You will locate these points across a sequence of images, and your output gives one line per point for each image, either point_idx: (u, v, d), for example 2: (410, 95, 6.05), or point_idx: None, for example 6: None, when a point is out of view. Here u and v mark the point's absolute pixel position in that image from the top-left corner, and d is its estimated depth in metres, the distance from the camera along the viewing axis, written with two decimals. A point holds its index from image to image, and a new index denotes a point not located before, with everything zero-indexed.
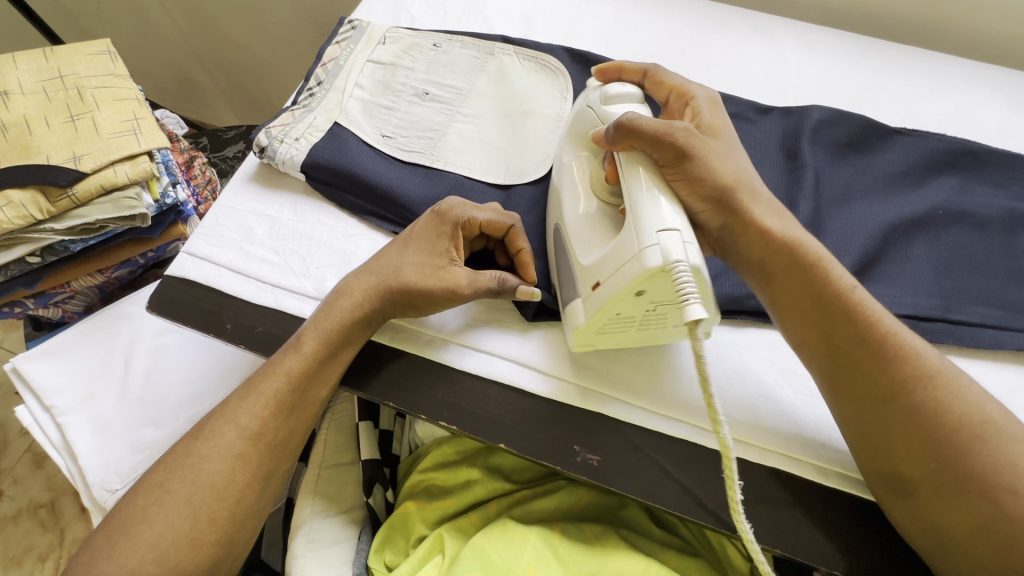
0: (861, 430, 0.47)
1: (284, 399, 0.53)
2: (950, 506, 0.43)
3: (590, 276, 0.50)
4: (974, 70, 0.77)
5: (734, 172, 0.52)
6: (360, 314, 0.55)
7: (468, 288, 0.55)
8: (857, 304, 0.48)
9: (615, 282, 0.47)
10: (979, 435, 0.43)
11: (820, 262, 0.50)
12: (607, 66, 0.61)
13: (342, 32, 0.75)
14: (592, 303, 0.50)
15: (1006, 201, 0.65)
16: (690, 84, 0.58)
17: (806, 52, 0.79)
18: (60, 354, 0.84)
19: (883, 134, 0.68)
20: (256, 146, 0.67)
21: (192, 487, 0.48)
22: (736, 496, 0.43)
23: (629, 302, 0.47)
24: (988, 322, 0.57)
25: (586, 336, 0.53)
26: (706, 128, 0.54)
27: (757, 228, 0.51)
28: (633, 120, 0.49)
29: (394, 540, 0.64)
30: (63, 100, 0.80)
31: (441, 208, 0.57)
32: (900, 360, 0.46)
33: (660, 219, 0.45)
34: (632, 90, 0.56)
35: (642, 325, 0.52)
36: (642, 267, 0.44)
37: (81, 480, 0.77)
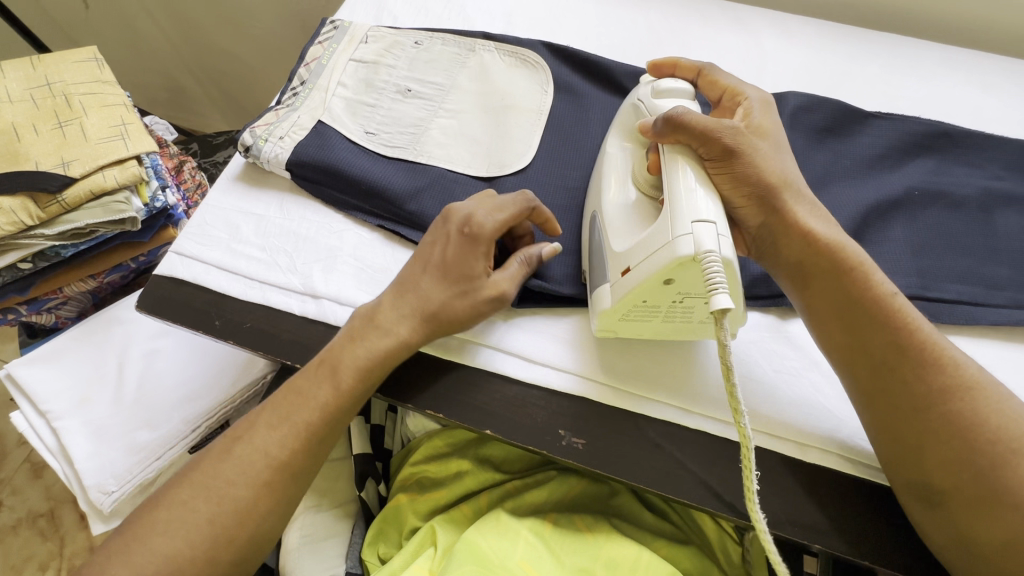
0: (893, 437, 0.46)
1: (316, 428, 0.50)
2: (981, 518, 0.42)
3: (620, 263, 0.51)
4: (947, 54, 0.79)
5: (781, 171, 0.53)
6: (405, 343, 0.53)
7: (513, 289, 0.55)
8: (895, 311, 0.48)
9: (645, 268, 0.47)
10: (1017, 449, 0.42)
11: (860, 269, 0.50)
12: (662, 62, 0.62)
13: (324, 33, 0.76)
14: (620, 288, 0.50)
15: (981, 180, 0.66)
16: (743, 86, 0.59)
17: (782, 40, 0.80)
18: (53, 360, 0.84)
19: (860, 117, 0.69)
20: (240, 145, 0.67)
21: (215, 508, 0.47)
22: (752, 487, 0.43)
23: (655, 290, 0.48)
24: (964, 298, 0.58)
25: (610, 322, 0.53)
26: (755, 129, 0.55)
27: (799, 231, 0.51)
28: (684, 115, 0.50)
29: (387, 533, 0.65)
30: (51, 107, 0.81)
31: (473, 226, 0.54)
32: (938, 370, 0.46)
33: (695, 210, 0.46)
34: (684, 86, 0.57)
35: (667, 317, 0.51)
36: (674, 254, 0.45)
37: (78, 483, 0.78)
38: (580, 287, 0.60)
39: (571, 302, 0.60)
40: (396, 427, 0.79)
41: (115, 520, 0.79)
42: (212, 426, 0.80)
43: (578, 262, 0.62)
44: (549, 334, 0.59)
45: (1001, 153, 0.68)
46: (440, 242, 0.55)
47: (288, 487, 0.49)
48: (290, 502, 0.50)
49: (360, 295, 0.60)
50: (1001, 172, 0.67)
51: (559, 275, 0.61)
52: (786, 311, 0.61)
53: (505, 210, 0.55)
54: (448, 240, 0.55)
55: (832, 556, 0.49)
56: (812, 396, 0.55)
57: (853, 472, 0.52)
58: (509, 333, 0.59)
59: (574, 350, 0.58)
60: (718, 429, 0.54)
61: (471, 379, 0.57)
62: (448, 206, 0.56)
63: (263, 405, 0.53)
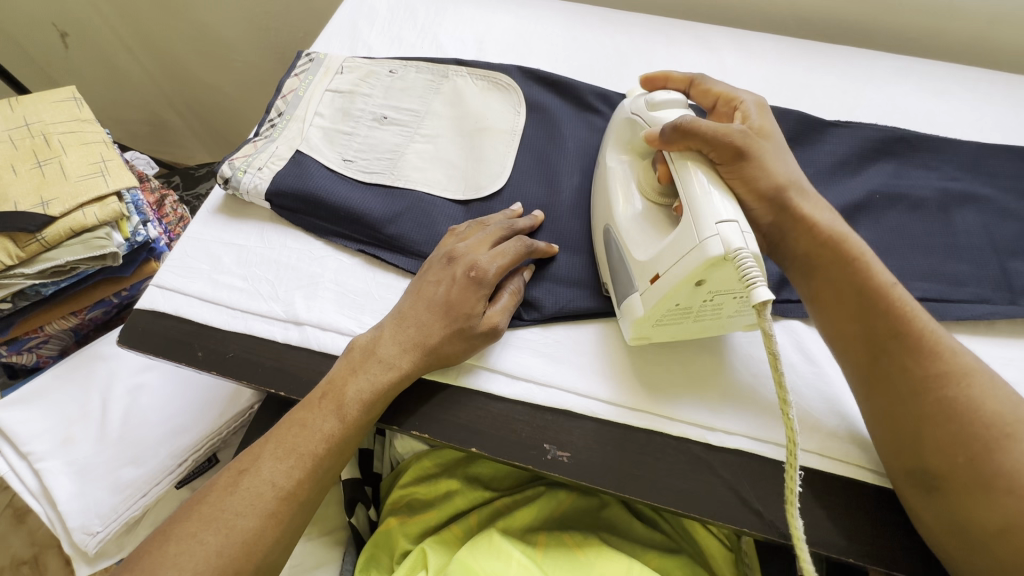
0: (893, 419, 0.47)
1: (322, 461, 0.50)
2: (977, 504, 0.42)
3: (647, 271, 0.52)
4: (899, 63, 0.83)
5: (787, 171, 0.54)
6: (410, 365, 0.54)
7: (505, 322, 0.57)
8: (894, 300, 0.49)
9: (676, 273, 0.48)
10: (1011, 435, 0.43)
11: (863, 259, 0.51)
12: (655, 75, 0.64)
13: (300, 65, 0.78)
14: (651, 296, 0.51)
15: (939, 181, 0.68)
16: (736, 91, 0.61)
17: (743, 56, 0.84)
18: (36, 400, 0.83)
19: (820, 126, 0.72)
20: (220, 177, 0.69)
21: (224, 539, 0.45)
22: (794, 489, 0.43)
23: (688, 293, 0.49)
24: (929, 295, 0.60)
25: (644, 328, 0.54)
26: (759, 132, 0.57)
27: (808, 224, 0.53)
28: (692, 122, 0.52)
29: (378, 558, 0.65)
30: (29, 147, 0.81)
31: (478, 270, 0.56)
32: (935, 355, 0.46)
33: (716, 212, 0.47)
34: (677, 97, 0.59)
35: (699, 316, 0.53)
36: (705, 257, 0.45)
37: (61, 526, 0.76)
38: (563, 303, 0.61)
39: (549, 317, 0.61)
40: (385, 449, 0.79)
41: (100, 562, 0.77)
42: (199, 459, 0.79)
43: (555, 277, 0.63)
44: (530, 349, 0.60)
45: (956, 155, 0.71)
46: (444, 281, 0.57)
47: (294, 519, 0.48)
48: (292, 534, 0.49)
49: (342, 320, 0.61)
50: (958, 172, 0.70)
51: (534, 292, 0.62)
52: None
53: (506, 254, 0.58)
54: (453, 279, 0.57)
55: (822, 556, 0.49)
56: (788, 397, 0.56)
57: (835, 471, 0.52)
58: (491, 352, 0.59)
59: (554, 363, 0.59)
60: (698, 433, 0.55)
61: (455, 397, 0.57)
62: (445, 249, 0.60)
63: (263, 437, 0.52)
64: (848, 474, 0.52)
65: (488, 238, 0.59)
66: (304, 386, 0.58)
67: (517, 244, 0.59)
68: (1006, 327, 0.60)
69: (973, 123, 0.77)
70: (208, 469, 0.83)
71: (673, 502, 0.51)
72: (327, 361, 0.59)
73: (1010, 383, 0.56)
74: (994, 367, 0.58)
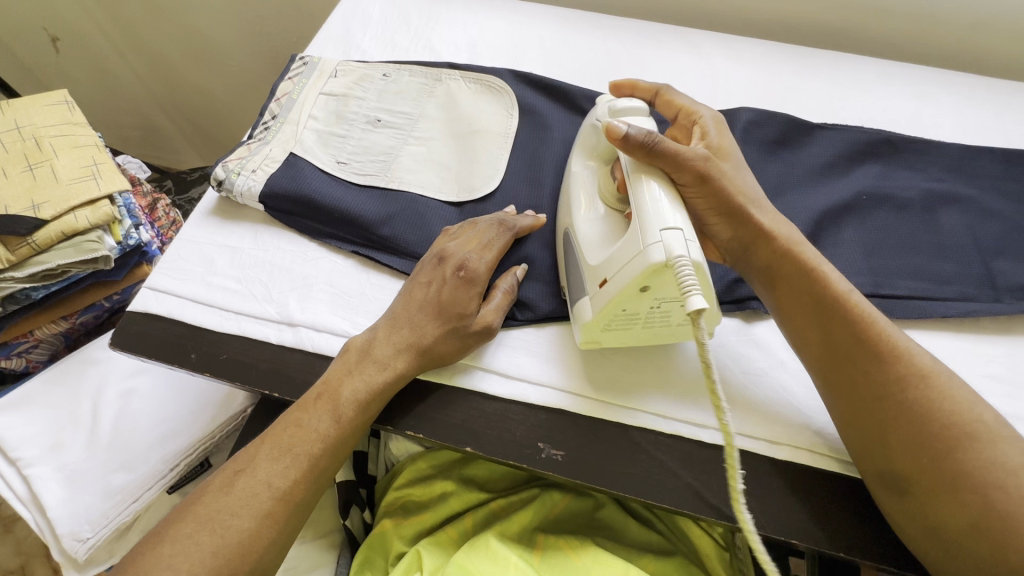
0: (860, 427, 0.48)
1: (319, 459, 0.50)
2: (944, 504, 0.43)
3: (597, 275, 0.52)
4: (884, 67, 0.85)
5: (746, 186, 0.56)
6: (390, 379, 0.53)
7: (500, 321, 0.57)
8: (853, 306, 0.50)
9: (620, 278, 0.49)
10: (970, 433, 0.44)
11: (819, 266, 0.52)
12: (621, 83, 0.65)
13: (294, 68, 0.78)
14: (599, 300, 0.52)
15: (924, 182, 0.70)
16: (697, 105, 0.62)
17: (731, 60, 0.85)
18: (24, 405, 0.83)
19: (808, 129, 0.73)
20: (213, 180, 0.69)
21: (218, 539, 0.45)
22: (737, 485, 0.43)
23: (634, 298, 0.49)
24: (915, 294, 0.62)
25: (593, 333, 0.54)
26: (717, 149, 0.58)
27: (767, 238, 0.54)
28: (657, 140, 0.51)
29: (372, 561, 0.64)
30: (20, 150, 0.81)
31: (472, 270, 0.57)
32: (894, 357, 0.47)
33: (663, 218, 0.47)
34: (639, 104, 0.57)
35: (647, 323, 0.53)
36: (647, 262, 0.46)
37: (51, 533, 0.75)
38: (556, 303, 0.62)
39: (543, 316, 0.62)
40: (380, 452, 0.78)
41: (90, 569, 0.76)
42: (191, 463, 0.78)
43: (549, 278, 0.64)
44: (523, 348, 0.60)
45: (940, 156, 0.72)
46: (435, 281, 0.57)
47: (290, 519, 0.48)
48: (288, 535, 0.49)
49: (337, 321, 0.61)
50: (943, 173, 0.71)
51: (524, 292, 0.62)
52: (750, 315, 0.63)
53: (493, 249, 0.60)
54: (443, 280, 0.57)
55: (815, 552, 0.50)
56: (779, 394, 0.57)
57: (824, 466, 0.53)
58: (484, 352, 0.60)
59: (546, 363, 0.59)
60: (691, 432, 0.55)
61: (450, 397, 0.57)
62: (439, 250, 0.59)
63: (258, 438, 0.51)
64: (841, 472, 0.53)
65: (474, 235, 0.60)
66: (297, 388, 0.58)
67: (501, 233, 0.61)
68: (990, 325, 0.62)
69: (957, 125, 0.78)
70: (200, 474, 0.82)
71: (666, 501, 0.51)
72: (323, 362, 0.59)
73: (994, 379, 0.58)
74: (978, 363, 0.59)
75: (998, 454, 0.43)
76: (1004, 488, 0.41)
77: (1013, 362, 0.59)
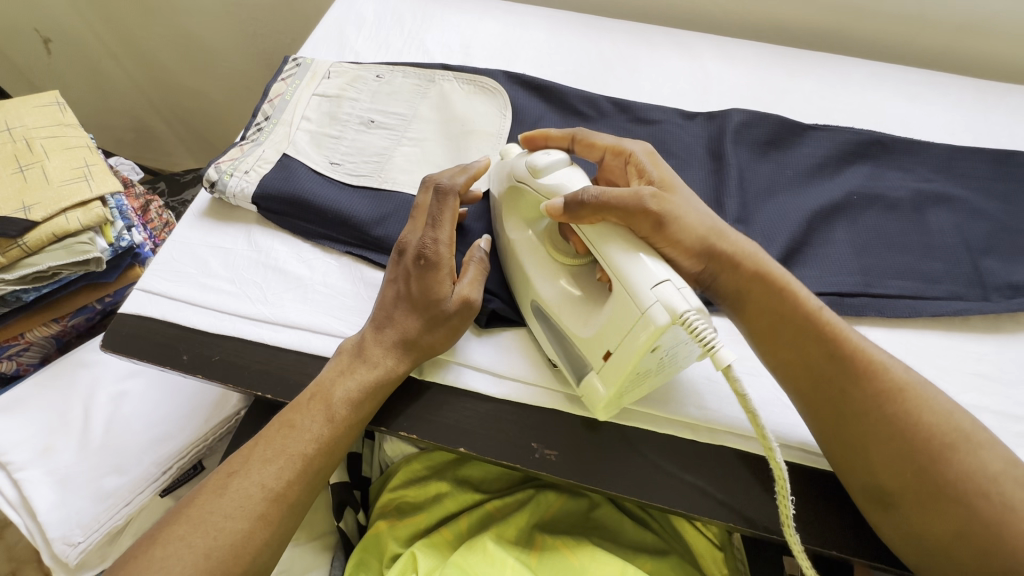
0: (838, 444, 0.48)
1: (312, 461, 0.50)
2: (929, 515, 0.43)
3: (596, 346, 0.50)
4: (874, 69, 0.85)
5: (706, 218, 0.52)
6: (374, 386, 0.53)
7: (479, 292, 0.57)
8: (826, 325, 0.49)
9: (628, 347, 0.46)
10: (950, 444, 0.44)
11: (789, 289, 0.51)
12: (535, 135, 0.62)
13: (286, 70, 0.78)
14: (607, 371, 0.49)
15: (914, 183, 0.70)
16: (624, 141, 0.59)
17: (724, 62, 0.86)
18: (15, 409, 0.82)
19: (799, 130, 0.74)
20: (206, 181, 0.68)
21: (212, 542, 0.45)
22: (788, 512, 0.44)
23: (644, 359, 0.47)
24: (906, 292, 0.62)
25: (609, 403, 0.52)
26: (661, 185, 0.54)
27: (734, 266, 0.52)
28: (602, 195, 0.49)
29: (367, 563, 0.64)
30: (11, 152, 0.80)
31: (426, 256, 0.56)
32: (872, 374, 0.47)
33: (650, 275, 0.45)
34: (559, 154, 0.56)
35: (655, 372, 0.50)
36: (654, 328, 0.43)
37: (41, 537, 0.74)
38: None
39: None
40: (374, 454, 0.78)
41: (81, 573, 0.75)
42: (184, 466, 0.78)
43: None
44: (514, 348, 0.60)
45: (930, 157, 0.73)
46: (400, 278, 0.57)
47: (285, 520, 0.48)
48: (282, 537, 0.48)
49: (330, 322, 0.61)
50: (932, 174, 0.72)
51: (494, 283, 0.63)
52: None
53: (443, 223, 0.57)
54: (407, 273, 0.57)
55: (809, 549, 0.50)
56: (773, 393, 0.57)
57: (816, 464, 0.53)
58: (472, 350, 0.60)
59: (536, 362, 0.59)
60: (683, 430, 0.55)
61: (441, 397, 0.57)
62: (404, 247, 0.58)
63: (252, 439, 0.51)
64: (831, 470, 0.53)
65: (421, 216, 0.59)
66: (290, 389, 0.57)
67: (446, 204, 0.58)
68: (980, 323, 0.62)
69: (946, 126, 0.79)
70: (193, 477, 0.81)
71: (660, 500, 0.52)
72: (316, 363, 0.59)
73: (984, 377, 0.58)
74: (968, 362, 0.59)
75: (980, 461, 0.43)
76: (986, 496, 0.42)
77: (1003, 360, 0.59)
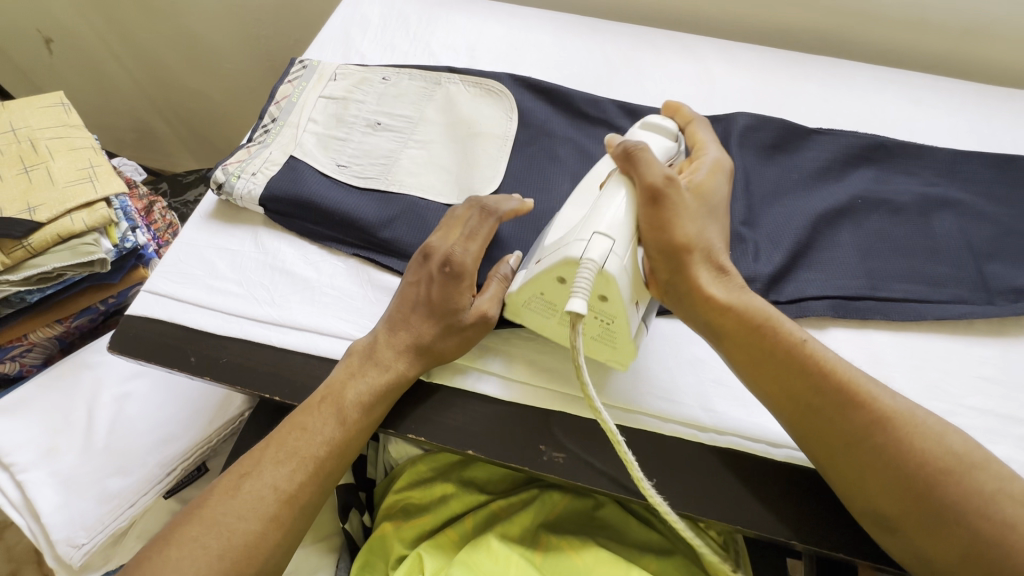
0: (840, 475, 0.47)
1: (323, 463, 0.50)
2: (932, 538, 0.44)
3: (539, 255, 0.54)
4: (877, 73, 0.86)
5: (698, 232, 0.52)
6: (384, 390, 0.53)
7: (494, 319, 0.56)
8: (808, 357, 0.49)
9: (547, 261, 0.51)
10: (945, 469, 0.44)
11: (770, 321, 0.50)
12: (674, 105, 0.65)
13: (293, 71, 0.78)
14: (529, 274, 0.53)
15: (918, 187, 0.71)
16: (713, 145, 0.61)
17: (728, 66, 0.86)
18: (18, 410, 0.82)
19: (804, 134, 0.74)
20: (213, 183, 0.69)
21: (226, 543, 0.45)
22: (629, 459, 0.45)
23: (551, 285, 0.51)
24: (910, 296, 0.62)
25: (517, 310, 0.56)
26: (696, 186, 0.55)
27: (705, 291, 0.51)
28: (638, 150, 0.52)
29: (373, 564, 0.64)
30: (16, 153, 0.80)
31: (453, 264, 0.56)
32: (857, 406, 0.47)
33: (602, 225, 0.49)
34: (670, 125, 0.61)
35: (564, 322, 0.54)
36: (565, 256, 0.48)
37: (45, 539, 0.74)
38: None
39: None
40: (379, 455, 0.78)
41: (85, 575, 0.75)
42: (188, 468, 0.78)
43: None
44: (521, 350, 0.60)
45: (934, 161, 0.73)
46: (422, 281, 0.57)
47: (296, 522, 0.48)
48: (294, 538, 0.48)
49: (338, 323, 0.61)
50: (936, 178, 0.72)
51: None
52: None
53: (477, 238, 0.58)
54: (430, 278, 0.57)
55: (814, 551, 0.51)
56: None
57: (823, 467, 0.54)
58: (482, 351, 0.60)
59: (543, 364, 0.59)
60: (690, 433, 0.56)
61: (449, 399, 0.58)
62: (427, 249, 0.58)
63: (263, 440, 0.51)
64: None
65: (455, 225, 0.59)
66: (298, 390, 0.58)
67: (484, 220, 0.58)
68: (984, 326, 0.63)
69: (949, 130, 0.80)
70: (197, 478, 0.81)
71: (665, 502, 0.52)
72: (325, 365, 0.59)
73: (988, 381, 0.58)
74: (973, 365, 0.60)
75: (976, 483, 0.44)
76: (986, 515, 0.43)
77: (1007, 363, 0.60)
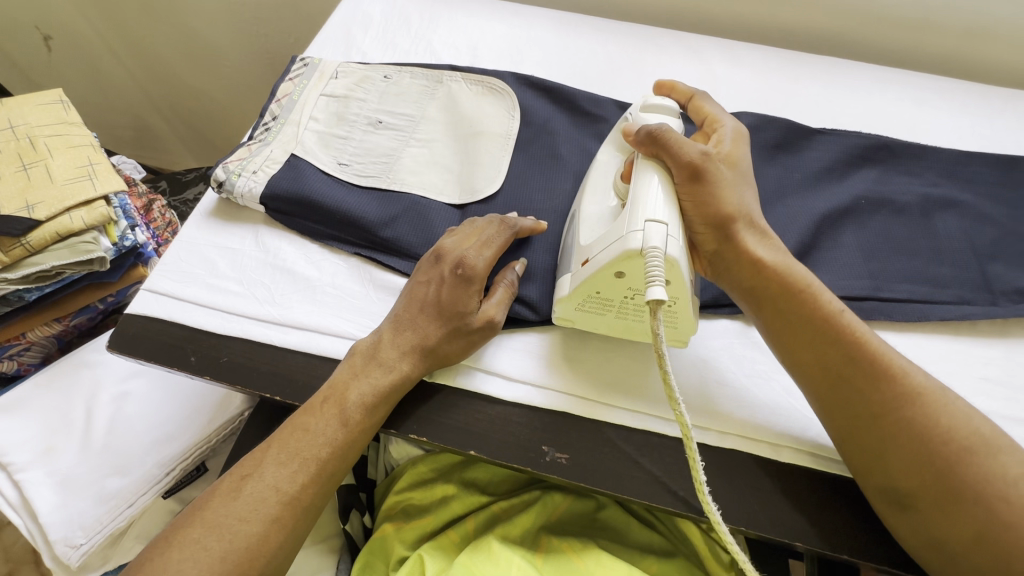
0: (858, 449, 0.48)
1: (325, 464, 0.50)
2: (947, 518, 0.43)
3: (582, 254, 0.54)
4: (880, 74, 0.86)
5: (740, 202, 0.54)
6: (386, 391, 0.53)
7: (500, 321, 0.57)
8: (845, 326, 0.50)
9: (601, 259, 0.50)
10: (968, 447, 0.44)
11: (809, 288, 0.52)
12: (663, 83, 0.66)
13: (294, 69, 0.78)
14: (577, 276, 0.53)
15: (922, 187, 0.71)
16: (724, 114, 0.62)
17: (731, 65, 0.86)
18: (16, 409, 0.81)
19: (807, 134, 0.74)
20: (213, 181, 0.68)
21: (228, 545, 0.44)
22: (701, 480, 0.45)
23: (608, 282, 0.51)
24: (914, 296, 0.62)
25: (567, 310, 0.55)
26: (726, 157, 0.57)
27: (750, 258, 0.53)
28: (665, 132, 0.53)
29: (373, 565, 0.64)
30: (14, 150, 0.80)
31: (464, 267, 0.56)
32: (890, 377, 0.47)
33: (651, 211, 0.49)
34: (670, 104, 0.60)
35: (620, 313, 0.54)
36: (623, 248, 0.48)
37: (42, 539, 0.73)
38: None
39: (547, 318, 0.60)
40: (379, 455, 0.78)
41: None
42: (187, 468, 0.77)
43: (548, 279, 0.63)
44: (524, 350, 0.60)
45: (937, 162, 0.73)
46: (433, 281, 0.57)
47: (297, 524, 0.48)
48: (297, 539, 0.48)
49: (339, 323, 0.61)
50: (939, 179, 0.72)
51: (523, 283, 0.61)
52: None
53: (492, 246, 0.58)
54: (441, 279, 0.57)
55: (816, 553, 0.50)
56: (782, 397, 0.57)
57: (825, 469, 0.53)
58: (485, 352, 0.59)
59: (545, 365, 0.59)
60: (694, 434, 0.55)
61: (451, 399, 0.57)
62: (439, 249, 0.58)
63: (265, 441, 0.51)
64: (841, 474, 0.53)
65: (472, 233, 0.59)
66: (299, 390, 0.57)
67: (501, 231, 0.59)
68: (987, 327, 0.62)
69: (951, 131, 0.79)
70: (196, 478, 0.81)
71: (667, 504, 0.52)
72: (325, 364, 0.59)
73: (992, 382, 0.58)
74: (976, 366, 0.59)
75: (998, 466, 0.43)
76: (1005, 499, 0.42)
77: (1010, 365, 0.59)
